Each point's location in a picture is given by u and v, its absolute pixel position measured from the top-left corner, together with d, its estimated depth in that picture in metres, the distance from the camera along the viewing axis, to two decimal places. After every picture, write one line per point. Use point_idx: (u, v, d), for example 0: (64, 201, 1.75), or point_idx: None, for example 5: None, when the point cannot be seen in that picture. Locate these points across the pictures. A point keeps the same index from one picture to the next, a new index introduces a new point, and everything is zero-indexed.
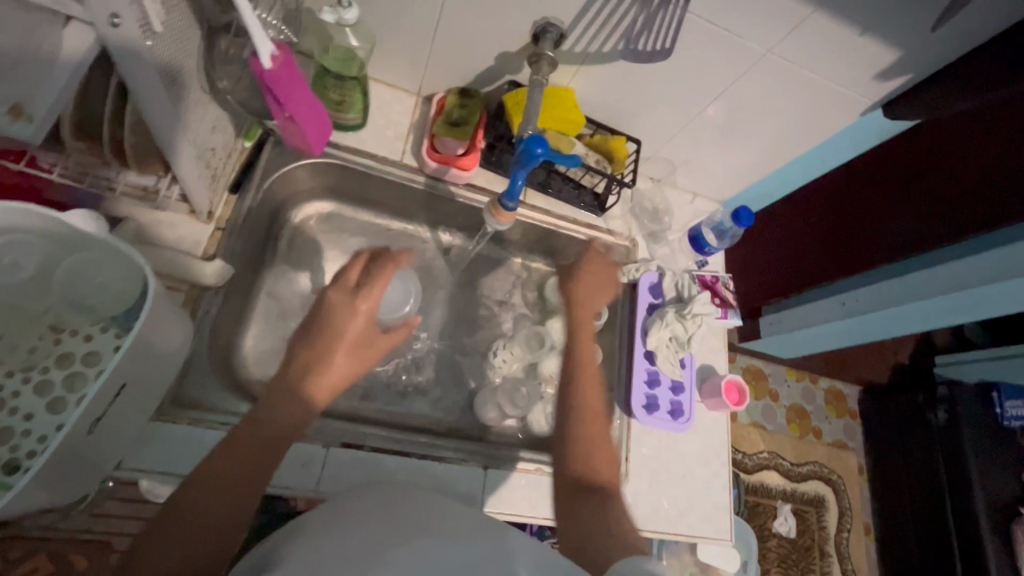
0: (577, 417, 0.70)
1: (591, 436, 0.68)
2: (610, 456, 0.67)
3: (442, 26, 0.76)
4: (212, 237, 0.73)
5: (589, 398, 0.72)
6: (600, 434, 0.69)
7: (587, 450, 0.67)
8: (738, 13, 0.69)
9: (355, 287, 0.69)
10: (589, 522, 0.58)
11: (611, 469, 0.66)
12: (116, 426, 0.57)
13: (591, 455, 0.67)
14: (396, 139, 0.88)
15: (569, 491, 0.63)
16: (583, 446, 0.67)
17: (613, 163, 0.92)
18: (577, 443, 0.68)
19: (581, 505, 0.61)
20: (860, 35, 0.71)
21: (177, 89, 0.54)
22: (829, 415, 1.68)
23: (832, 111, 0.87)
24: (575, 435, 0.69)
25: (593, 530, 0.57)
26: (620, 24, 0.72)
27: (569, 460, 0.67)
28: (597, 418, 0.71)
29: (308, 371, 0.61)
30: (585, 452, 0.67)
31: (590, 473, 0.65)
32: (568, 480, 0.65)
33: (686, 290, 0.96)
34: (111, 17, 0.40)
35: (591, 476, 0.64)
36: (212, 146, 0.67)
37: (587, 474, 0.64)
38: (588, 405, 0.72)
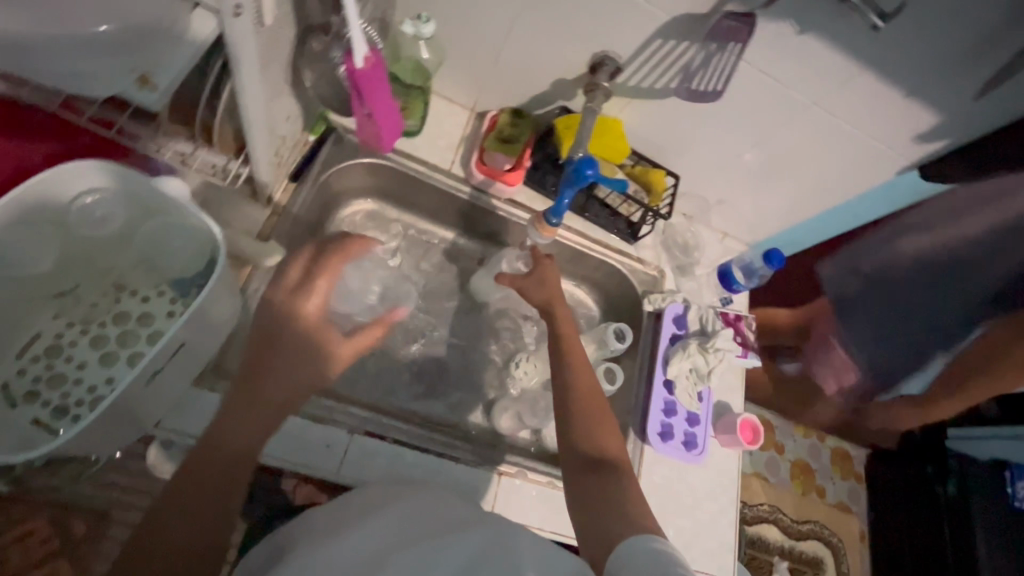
0: (575, 408, 0.70)
1: (595, 423, 0.69)
2: (613, 442, 0.68)
3: (507, 48, 0.81)
4: (268, 220, 0.77)
5: (584, 385, 0.73)
6: (600, 416, 0.70)
7: (589, 433, 0.68)
8: (787, 63, 0.73)
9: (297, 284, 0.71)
10: (598, 510, 0.60)
11: (616, 453, 0.67)
12: (163, 384, 0.60)
13: (597, 437, 0.68)
14: (447, 149, 0.92)
15: (577, 477, 0.65)
16: (587, 432, 0.68)
17: (651, 195, 0.95)
18: (579, 429, 0.68)
19: (588, 491, 0.63)
20: (904, 97, 0.75)
21: (268, 78, 0.58)
22: (835, 474, 1.65)
23: (868, 167, 0.89)
24: (569, 430, 0.69)
25: (603, 511, 0.60)
26: (677, 62, 0.76)
27: (569, 449, 0.68)
28: (595, 408, 0.70)
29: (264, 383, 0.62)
30: (587, 437, 0.68)
31: (595, 455, 0.66)
32: (574, 467, 0.66)
33: (709, 324, 0.97)
34: (237, 6, 0.45)
35: (592, 461, 0.66)
36: (283, 134, 0.72)
37: (593, 456, 0.66)
38: (586, 392, 0.72)
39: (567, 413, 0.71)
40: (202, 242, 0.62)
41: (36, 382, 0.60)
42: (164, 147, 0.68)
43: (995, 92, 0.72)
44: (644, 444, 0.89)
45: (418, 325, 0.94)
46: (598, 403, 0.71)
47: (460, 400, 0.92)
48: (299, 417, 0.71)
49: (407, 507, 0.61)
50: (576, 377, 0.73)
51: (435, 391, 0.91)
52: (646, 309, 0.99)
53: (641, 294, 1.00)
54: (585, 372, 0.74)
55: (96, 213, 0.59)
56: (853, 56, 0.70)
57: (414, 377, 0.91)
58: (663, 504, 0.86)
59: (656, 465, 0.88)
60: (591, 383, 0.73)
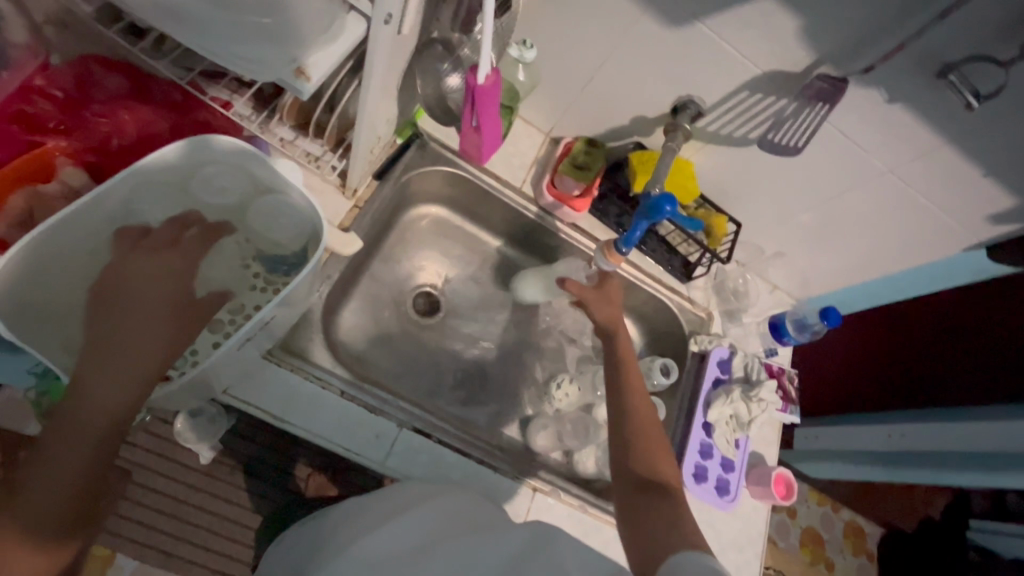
0: (634, 425, 0.70)
1: (650, 444, 0.68)
2: (666, 465, 0.67)
3: (596, 81, 0.84)
4: (351, 212, 0.81)
5: (640, 406, 0.72)
6: (654, 435, 0.69)
7: (644, 452, 0.67)
8: (871, 130, 0.75)
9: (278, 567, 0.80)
10: (650, 525, 0.59)
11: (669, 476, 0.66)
12: (243, 352, 0.63)
13: (654, 458, 0.67)
14: (521, 168, 0.96)
15: (627, 496, 0.64)
16: (645, 451, 0.67)
17: (711, 237, 0.98)
18: (635, 446, 0.68)
19: (637, 509, 0.62)
20: (983, 176, 0.76)
21: (386, 81, 0.63)
22: (846, 549, 1.59)
23: (934, 239, 0.90)
24: (624, 446, 0.68)
25: (652, 532, 0.58)
26: (764, 114, 0.79)
27: (622, 467, 0.67)
28: (649, 429, 0.70)
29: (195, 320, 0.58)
30: (641, 456, 0.67)
31: (650, 476, 0.65)
32: (626, 485, 0.65)
33: (754, 373, 0.97)
34: (386, 16, 0.49)
35: (645, 480, 0.64)
36: (380, 135, 0.76)
37: (647, 476, 0.65)
38: (642, 413, 0.71)
39: (618, 427, 0.71)
40: (303, 227, 0.64)
41: None
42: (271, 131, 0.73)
43: None
44: (676, 482, 0.89)
45: (468, 333, 0.97)
46: (652, 424, 0.71)
47: (499, 411, 0.93)
48: (355, 404, 0.74)
49: (453, 507, 0.62)
50: (634, 398, 0.73)
51: (477, 399, 0.92)
52: (691, 348, 1.00)
53: (688, 334, 1.01)
54: (636, 390, 0.74)
55: (216, 183, 0.62)
56: (938, 130, 0.72)
57: (458, 382, 0.92)
58: None
59: (686, 506, 0.88)
60: (647, 405, 0.72)
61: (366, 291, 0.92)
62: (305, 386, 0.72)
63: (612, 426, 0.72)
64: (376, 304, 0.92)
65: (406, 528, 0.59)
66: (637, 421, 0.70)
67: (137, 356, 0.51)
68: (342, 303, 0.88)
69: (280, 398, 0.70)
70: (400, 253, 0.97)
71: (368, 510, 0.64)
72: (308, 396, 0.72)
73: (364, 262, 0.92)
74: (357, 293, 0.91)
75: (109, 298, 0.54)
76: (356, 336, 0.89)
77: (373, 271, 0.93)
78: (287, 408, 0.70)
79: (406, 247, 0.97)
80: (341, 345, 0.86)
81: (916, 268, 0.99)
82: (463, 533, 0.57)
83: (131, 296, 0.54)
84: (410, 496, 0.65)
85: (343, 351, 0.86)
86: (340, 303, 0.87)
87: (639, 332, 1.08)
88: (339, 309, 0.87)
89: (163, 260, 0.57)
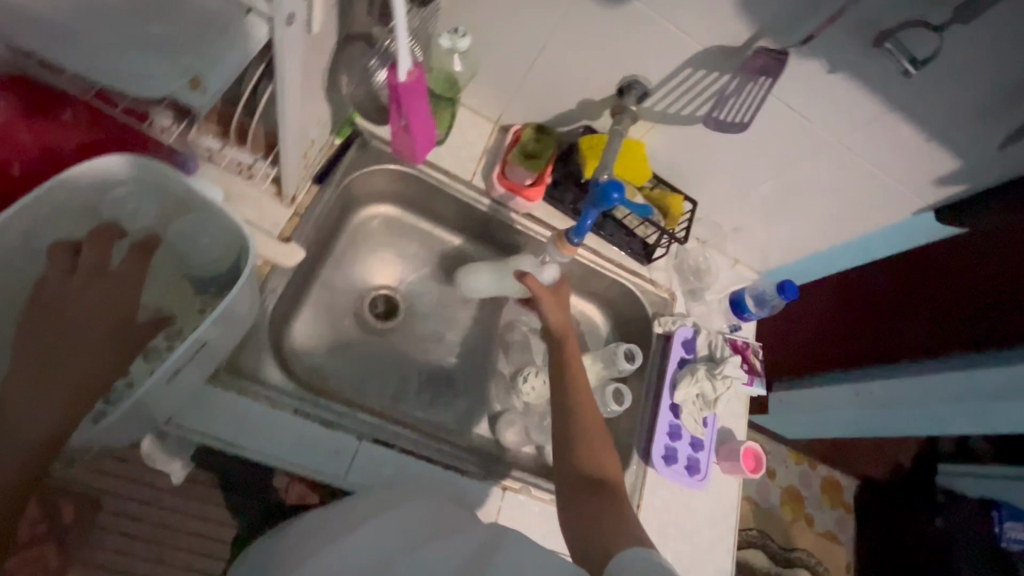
0: (578, 426, 0.70)
1: (589, 441, 0.69)
2: (610, 461, 0.67)
3: (537, 66, 0.81)
4: (291, 220, 0.77)
5: (583, 407, 0.72)
6: (596, 433, 0.70)
7: (587, 450, 0.68)
8: (815, 100, 0.74)
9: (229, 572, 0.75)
10: (591, 524, 0.59)
11: (611, 472, 0.66)
12: (181, 380, 0.60)
13: (597, 456, 0.67)
14: (470, 160, 0.93)
15: (573, 495, 0.64)
16: (589, 449, 0.68)
17: (667, 218, 0.96)
18: (578, 445, 0.68)
19: (581, 507, 0.62)
20: (927, 141, 0.76)
21: (306, 83, 0.59)
22: (824, 503, 1.63)
23: (885, 205, 0.90)
24: (566, 447, 0.69)
25: (597, 530, 0.58)
26: (709, 91, 0.77)
27: (565, 467, 0.67)
28: (591, 427, 0.70)
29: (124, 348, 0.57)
30: (584, 454, 0.67)
31: (592, 475, 0.65)
32: (570, 483, 0.65)
33: (718, 350, 0.99)
34: (288, 17, 0.46)
35: (588, 479, 0.65)
36: (312, 137, 0.73)
37: (588, 475, 0.65)
38: (585, 412, 0.72)
39: (567, 426, 0.71)
40: (227, 243, 0.62)
41: None
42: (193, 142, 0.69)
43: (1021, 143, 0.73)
44: (647, 465, 0.89)
45: (430, 333, 0.94)
46: (595, 421, 0.71)
47: (466, 411, 0.91)
48: (311, 421, 0.71)
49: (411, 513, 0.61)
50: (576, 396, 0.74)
51: (442, 400, 0.90)
52: (656, 330, 1.00)
53: (652, 316, 1.00)
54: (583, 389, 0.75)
55: (128, 205, 0.61)
56: (879, 97, 0.71)
57: (423, 384, 0.90)
58: (663, 529, 0.87)
59: (658, 488, 0.89)
60: (591, 405, 0.73)
61: (319, 300, 0.89)
62: (256, 407, 0.69)
63: (557, 428, 0.71)
64: (331, 312, 0.89)
65: (358, 543, 0.57)
66: (578, 420, 0.71)
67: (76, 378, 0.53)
68: (293, 314, 0.85)
69: (230, 423, 0.68)
70: (352, 257, 0.94)
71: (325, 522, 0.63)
72: (260, 417, 0.69)
73: (314, 269, 0.88)
74: (309, 302, 0.88)
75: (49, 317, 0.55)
76: (312, 347, 0.86)
77: (325, 278, 0.90)
78: (238, 433, 0.67)
79: (358, 250, 0.94)
80: (296, 358, 0.83)
81: (872, 232, 0.99)
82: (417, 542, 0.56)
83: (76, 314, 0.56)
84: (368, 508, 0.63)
85: (298, 364, 0.83)
86: (291, 315, 0.84)
87: (605, 317, 1.07)
88: (291, 321, 0.84)
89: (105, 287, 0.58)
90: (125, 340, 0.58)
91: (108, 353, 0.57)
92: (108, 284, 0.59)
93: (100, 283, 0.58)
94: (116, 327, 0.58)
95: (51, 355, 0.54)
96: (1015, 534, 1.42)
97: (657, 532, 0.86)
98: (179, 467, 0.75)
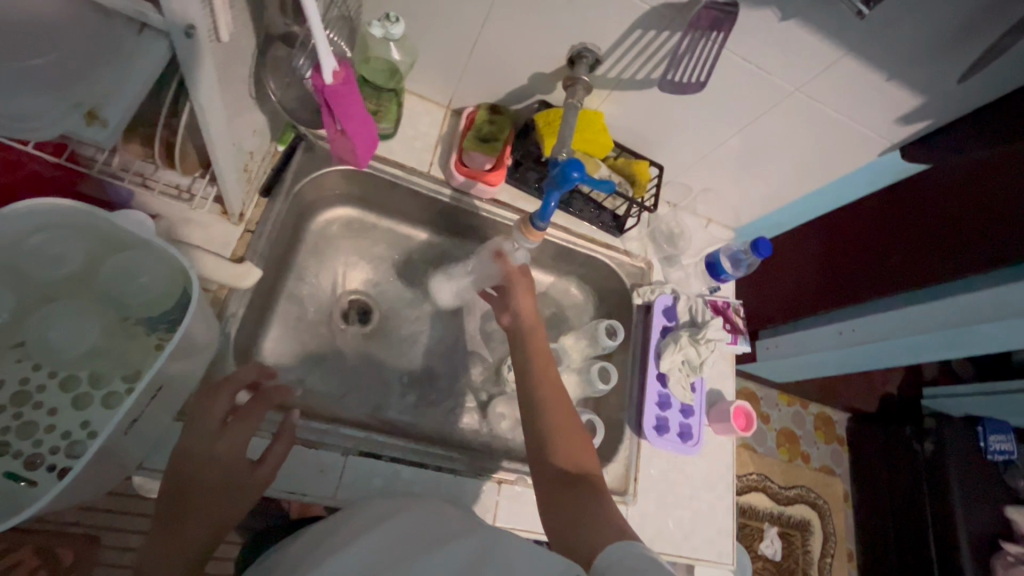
0: (547, 422, 0.71)
1: (563, 439, 0.69)
2: (582, 457, 0.68)
3: (480, 45, 0.77)
4: (242, 239, 0.73)
5: (552, 401, 0.72)
6: (566, 426, 0.70)
7: (562, 447, 0.68)
8: (770, 50, 0.71)
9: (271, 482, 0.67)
10: (566, 521, 0.60)
11: (585, 466, 0.68)
12: (147, 424, 0.58)
13: (570, 452, 0.68)
14: (424, 150, 0.88)
15: (549, 490, 0.66)
16: (561, 445, 0.69)
17: (635, 186, 0.93)
18: (551, 442, 0.69)
19: (559, 504, 0.63)
20: (887, 80, 0.74)
21: (228, 94, 0.55)
22: (817, 440, 1.68)
23: (852, 149, 0.89)
24: (540, 445, 0.69)
25: (578, 524, 0.59)
26: (661, 52, 0.74)
27: (542, 466, 0.68)
28: (560, 421, 0.71)
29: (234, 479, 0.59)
30: (557, 454, 0.68)
31: (567, 471, 0.67)
32: (546, 481, 0.66)
33: (700, 315, 0.97)
34: (187, 28, 0.42)
35: (564, 476, 0.66)
36: (250, 149, 0.69)
37: (565, 472, 0.67)
38: (557, 405, 0.72)
39: (533, 422, 0.72)
40: (171, 271, 0.59)
41: (6, 432, 0.56)
42: (125, 169, 0.64)
43: (981, 73, 0.72)
44: (640, 438, 0.89)
45: (407, 334, 0.92)
46: (563, 414, 0.71)
47: (454, 407, 0.89)
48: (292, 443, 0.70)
49: (410, 518, 0.56)
50: (543, 387, 0.74)
51: (428, 400, 0.89)
52: (635, 301, 0.99)
53: (630, 287, 0.99)
54: (549, 382, 0.75)
55: (51, 250, 0.57)
56: (835, 42, 0.68)
57: (407, 386, 0.88)
58: (663, 497, 0.88)
59: (654, 458, 0.89)
60: (562, 397, 0.74)
61: (288, 315, 0.86)
62: None
63: (527, 425, 0.72)
64: (302, 325, 0.86)
65: (351, 556, 0.51)
66: (552, 414, 0.71)
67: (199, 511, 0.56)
68: (262, 335, 0.82)
69: None
70: (317, 265, 0.90)
71: (314, 535, 0.61)
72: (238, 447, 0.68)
73: (278, 284, 0.85)
74: (278, 319, 0.84)
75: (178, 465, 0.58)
76: (287, 365, 0.83)
77: (291, 291, 0.87)
78: None
79: (322, 258, 0.90)
80: None
81: (840, 176, 0.98)
82: (413, 549, 0.51)
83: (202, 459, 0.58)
84: (364, 518, 0.59)
85: None
86: (260, 334, 0.81)
87: (583, 293, 1.06)
88: (261, 341, 0.81)
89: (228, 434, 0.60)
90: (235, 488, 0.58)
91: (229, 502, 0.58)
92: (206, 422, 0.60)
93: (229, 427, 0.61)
94: (227, 476, 0.58)
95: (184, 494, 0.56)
96: (999, 445, 1.45)
97: (657, 501, 0.87)
98: None
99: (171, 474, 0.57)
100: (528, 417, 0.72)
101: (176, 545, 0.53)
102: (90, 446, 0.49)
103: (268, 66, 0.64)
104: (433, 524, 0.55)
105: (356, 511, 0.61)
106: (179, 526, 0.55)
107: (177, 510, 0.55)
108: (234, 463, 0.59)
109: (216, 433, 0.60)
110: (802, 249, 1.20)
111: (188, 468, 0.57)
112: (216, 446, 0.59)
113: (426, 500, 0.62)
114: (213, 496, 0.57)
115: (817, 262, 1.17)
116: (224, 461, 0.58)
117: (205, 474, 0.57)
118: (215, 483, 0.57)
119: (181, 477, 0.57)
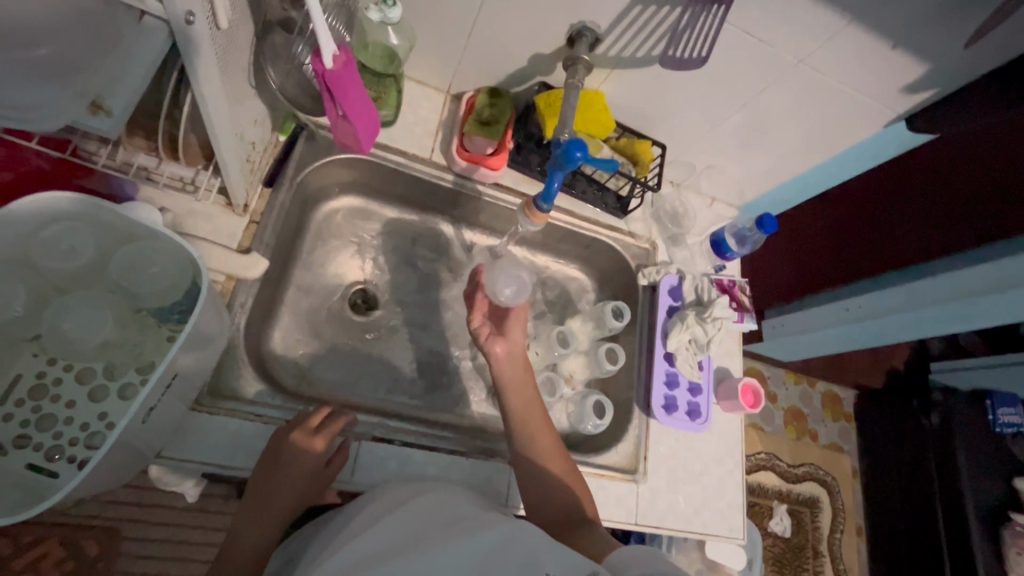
0: (538, 463, 0.72)
1: (550, 480, 0.71)
2: (575, 490, 0.71)
3: (478, 28, 0.76)
4: (248, 229, 0.74)
5: (541, 447, 0.74)
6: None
7: (556, 488, 0.71)
8: (770, 22, 0.70)
9: (329, 460, 0.70)
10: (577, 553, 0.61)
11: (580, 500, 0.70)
12: (163, 414, 0.58)
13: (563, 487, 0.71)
14: (425, 136, 0.88)
15: (555, 531, 0.67)
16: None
17: (638, 166, 0.93)
18: (546, 483, 0.71)
19: (569, 542, 0.64)
20: (892, 49, 0.73)
21: (229, 87, 0.56)
22: (826, 418, 1.68)
23: (857, 122, 0.88)
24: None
25: (592, 548, 0.61)
26: (661, 28, 0.73)
27: (542, 508, 0.70)
28: (551, 465, 0.72)
29: (312, 476, 0.67)
30: (553, 495, 0.70)
31: (566, 509, 0.69)
32: (550, 523, 0.68)
33: (705, 294, 0.97)
34: (186, 15, 0.42)
35: (567, 514, 0.68)
36: (253, 139, 0.69)
37: (563, 512, 0.68)
38: (541, 442, 0.74)
39: (526, 451, 0.74)
40: (179, 262, 0.60)
41: (26, 425, 0.57)
42: (128, 164, 0.66)
43: (987, 38, 0.70)
44: (649, 416, 0.90)
45: (414, 322, 0.92)
46: (554, 456, 0.73)
47: (462, 391, 0.90)
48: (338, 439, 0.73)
49: (429, 504, 0.57)
50: (527, 415, 0.76)
51: (438, 385, 0.89)
52: (641, 283, 0.98)
53: (635, 269, 0.99)
54: (534, 412, 0.77)
55: (62, 244, 0.57)
56: (838, 11, 0.67)
57: (417, 372, 0.89)
58: (673, 475, 0.88)
59: (662, 437, 0.90)
60: (549, 436, 0.75)
61: (295, 305, 0.86)
62: (246, 426, 0.69)
63: (522, 434, 0.72)
64: (310, 316, 0.87)
65: (369, 543, 0.52)
66: (542, 452, 0.73)
67: (282, 493, 0.65)
68: (271, 326, 0.83)
69: (221, 445, 0.67)
70: (323, 254, 0.91)
71: (332, 522, 0.62)
72: (251, 435, 0.69)
73: (284, 275, 0.85)
74: (285, 310, 0.85)
75: (268, 460, 0.66)
76: (297, 354, 0.84)
77: (297, 282, 0.87)
78: (232, 453, 0.67)
79: (327, 247, 0.91)
80: (282, 368, 0.82)
81: (844, 151, 0.97)
82: (433, 534, 0.51)
83: (287, 463, 0.65)
84: (379, 506, 0.59)
85: (285, 375, 0.81)
86: (268, 324, 0.82)
87: (589, 275, 1.06)
88: (270, 331, 0.82)
89: (318, 447, 0.67)
90: (317, 486, 0.68)
91: (307, 495, 0.67)
92: (297, 433, 0.67)
93: (299, 444, 0.66)
94: (312, 474, 0.67)
95: (268, 491, 0.65)
96: (1009, 418, 1.45)
97: (667, 479, 0.88)
98: (190, 483, 0.75)
99: (266, 458, 0.66)
100: (520, 460, 0.74)
101: (270, 511, 0.65)
102: (113, 431, 0.50)
103: (267, 53, 0.64)
104: (449, 511, 0.55)
105: (372, 499, 0.62)
106: (265, 518, 0.65)
107: (264, 492, 0.65)
108: (314, 466, 0.67)
109: (301, 440, 0.66)
110: (812, 225, 1.20)
111: (279, 466, 0.65)
112: (300, 452, 0.66)
113: (441, 483, 0.62)
114: (296, 493, 0.66)
115: (828, 239, 1.16)
116: (310, 465, 0.66)
117: (292, 474, 0.65)
118: (296, 485, 0.66)
119: (267, 472, 0.65)
